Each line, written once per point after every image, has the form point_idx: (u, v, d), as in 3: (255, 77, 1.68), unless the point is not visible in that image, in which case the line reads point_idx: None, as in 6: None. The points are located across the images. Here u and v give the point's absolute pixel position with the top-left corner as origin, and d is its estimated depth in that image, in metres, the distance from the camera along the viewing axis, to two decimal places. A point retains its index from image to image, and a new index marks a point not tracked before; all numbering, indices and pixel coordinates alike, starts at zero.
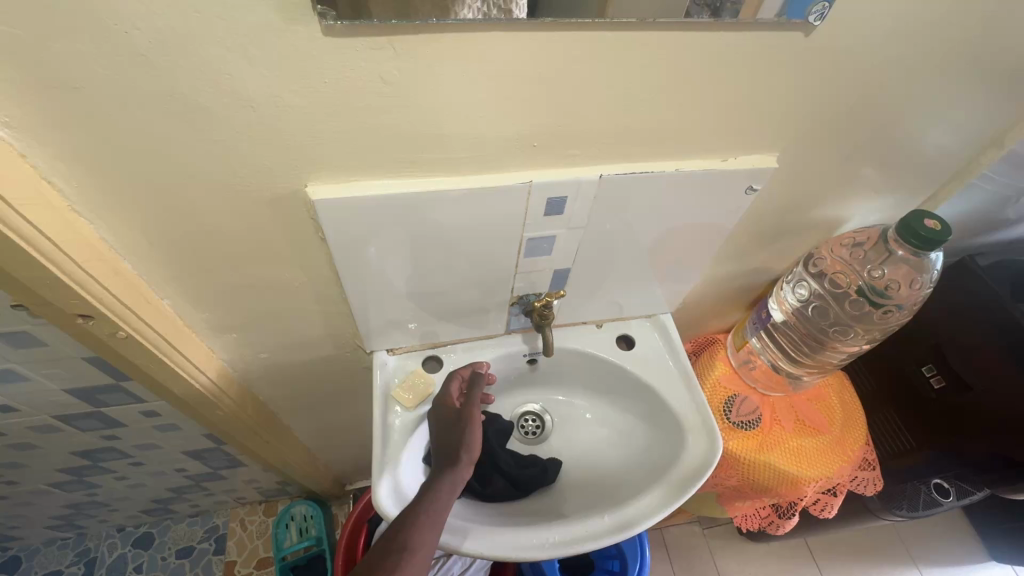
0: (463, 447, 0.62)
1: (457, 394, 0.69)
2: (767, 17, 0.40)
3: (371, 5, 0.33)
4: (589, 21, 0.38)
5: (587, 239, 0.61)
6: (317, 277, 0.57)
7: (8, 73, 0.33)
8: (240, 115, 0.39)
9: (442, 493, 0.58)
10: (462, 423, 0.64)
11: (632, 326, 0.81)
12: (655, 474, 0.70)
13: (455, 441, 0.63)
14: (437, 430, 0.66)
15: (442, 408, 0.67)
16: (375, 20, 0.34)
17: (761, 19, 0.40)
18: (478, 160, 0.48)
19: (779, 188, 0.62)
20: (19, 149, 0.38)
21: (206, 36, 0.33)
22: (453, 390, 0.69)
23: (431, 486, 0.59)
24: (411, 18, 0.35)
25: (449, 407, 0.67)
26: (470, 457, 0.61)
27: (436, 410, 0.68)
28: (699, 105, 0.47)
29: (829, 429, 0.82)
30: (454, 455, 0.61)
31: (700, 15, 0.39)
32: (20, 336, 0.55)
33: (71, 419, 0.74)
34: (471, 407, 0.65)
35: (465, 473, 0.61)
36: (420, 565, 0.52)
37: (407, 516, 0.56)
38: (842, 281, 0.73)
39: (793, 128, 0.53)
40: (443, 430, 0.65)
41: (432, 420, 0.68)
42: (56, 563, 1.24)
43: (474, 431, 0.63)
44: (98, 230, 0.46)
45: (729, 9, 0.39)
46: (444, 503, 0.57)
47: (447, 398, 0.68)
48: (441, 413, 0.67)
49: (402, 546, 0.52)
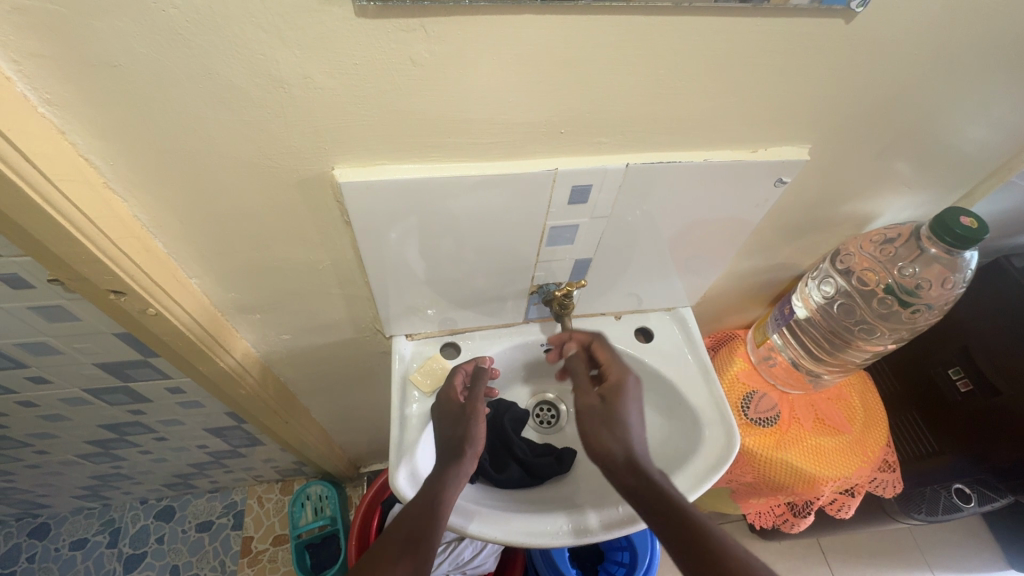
0: (466, 442, 0.64)
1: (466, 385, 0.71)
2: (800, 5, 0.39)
3: None
4: (618, 3, 0.37)
5: (608, 229, 0.60)
6: (340, 260, 0.58)
7: (49, 50, 0.34)
8: (271, 95, 0.39)
9: (445, 487, 0.59)
10: (463, 418, 0.66)
11: (650, 319, 0.80)
12: (673, 466, 0.70)
13: (458, 435, 0.64)
14: (442, 423, 0.67)
15: (447, 400, 0.68)
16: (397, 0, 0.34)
17: (794, 4, 0.39)
18: (502, 145, 0.48)
19: (809, 182, 0.60)
20: (59, 127, 0.39)
21: (243, 17, 0.34)
22: (457, 383, 0.69)
23: (435, 479, 0.60)
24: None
25: (453, 400, 0.68)
26: (470, 453, 0.63)
27: (439, 402, 0.68)
28: (730, 95, 0.47)
29: (849, 429, 0.81)
30: (458, 450, 0.63)
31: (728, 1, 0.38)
32: (56, 311, 0.56)
33: (99, 393, 0.76)
34: (475, 403, 0.67)
35: (466, 468, 0.62)
36: (423, 557, 0.53)
37: (413, 508, 0.57)
38: (871, 279, 0.72)
39: (827, 120, 0.52)
40: (447, 423, 0.66)
41: (434, 414, 0.68)
42: (83, 531, 1.29)
43: (477, 426, 0.65)
44: (131, 208, 0.46)
45: None
46: (447, 495, 0.59)
47: (452, 392, 0.68)
48: (444, 405, 0.68)
49: (405, 539, 0.54)
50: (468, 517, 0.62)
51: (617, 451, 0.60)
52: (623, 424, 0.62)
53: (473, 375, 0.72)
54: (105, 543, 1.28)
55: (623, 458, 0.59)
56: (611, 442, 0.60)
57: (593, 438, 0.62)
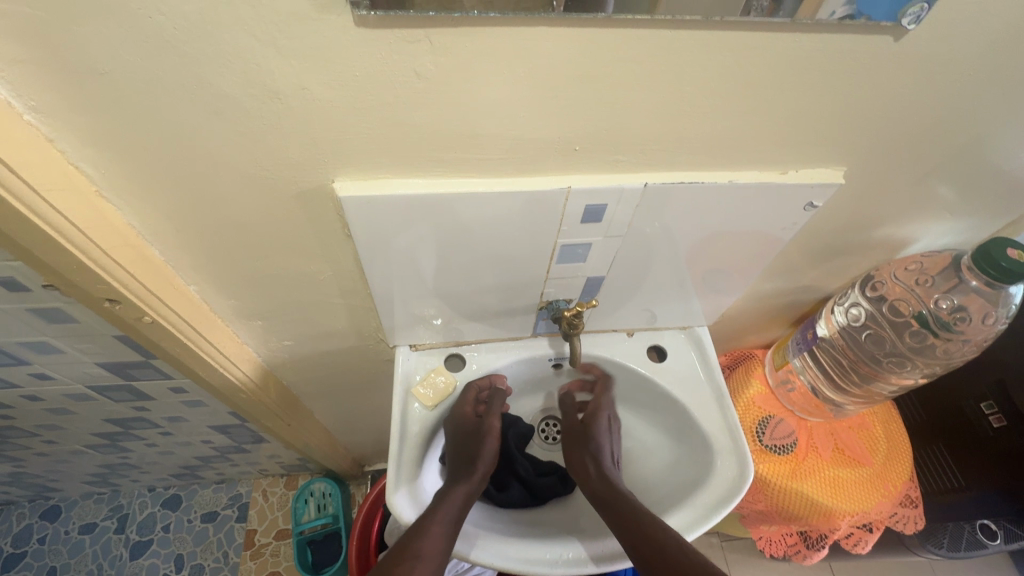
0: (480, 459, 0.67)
1: (481, 404, 0.73)
2: (837, 16, 0.35)
3: None
4: (637, 18, 0.34)
5: (624, 246, 0.57)
6: (342, 271, 0.56)
7: (34, 55, 0.32)
8: (267, 106, 0.37)
9: (460, 501, 0.62)
10: (477, 436, 0.70)
11: (665, 338, 0.77)
12: (681, 494, 0.67)
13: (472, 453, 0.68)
14: (456, 439, 0.70)
15: (462, 417, 0.70)
16: (416, 11, 0.31)
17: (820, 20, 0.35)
18: (513, 161, 0.45)
19: (842, 204, 0.56)
20: (46, 134, 0.37)
21: (235, 25, 0.31)
22: (470, 400, 0.71)
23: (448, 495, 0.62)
24: (421, 9, 0.31)
25: (469, 418, 0.70)
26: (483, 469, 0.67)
27: (455, 418, 0.70)
28: (761, 114, 0.43)
29: (870, 461, 0.77)
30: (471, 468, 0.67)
31: (759, 12, 0.34)
32: (54, 313, 0.55)
33: (104, 391, 0.76)
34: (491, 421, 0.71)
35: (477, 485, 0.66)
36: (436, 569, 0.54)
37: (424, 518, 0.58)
38: (904, 308, 0.68)
39: (864, 142, 0.48)
40: (461, 440, 0.70)
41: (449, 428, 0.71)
42: (92, 516, 1.31)
43: (490, 445, 0.70)
44: (125, 215, 0.45)
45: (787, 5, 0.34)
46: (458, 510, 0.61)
47: (466, 411, 0.70)
48: (459, 422, 0.70)
49: (418, 551, 0.55)
50: (470, 542, 0.60)
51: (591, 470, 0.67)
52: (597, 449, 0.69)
53: (488, 395, 0.74)
54: (113, 528, 1.30)
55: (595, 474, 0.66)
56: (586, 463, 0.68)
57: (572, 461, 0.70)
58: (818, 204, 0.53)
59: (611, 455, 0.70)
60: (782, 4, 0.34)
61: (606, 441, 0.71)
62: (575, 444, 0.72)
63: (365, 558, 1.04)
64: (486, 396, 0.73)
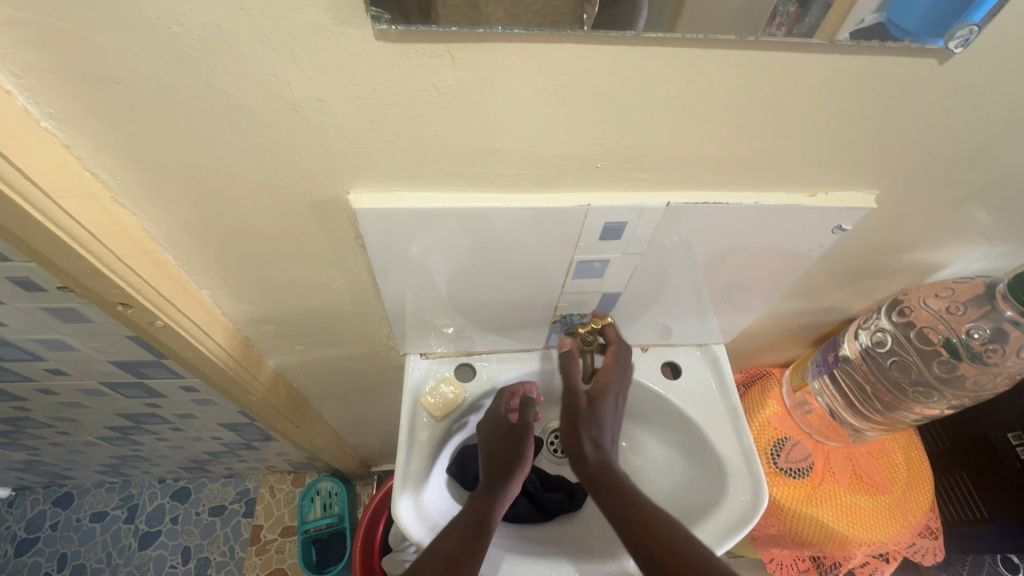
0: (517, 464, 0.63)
1: (513, 410, 0.68)
2: (866, 25, 0.33)
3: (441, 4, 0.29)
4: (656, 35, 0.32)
5: (642, 263, 0.56)
6: (354, 280, 0.55)
7: (51, 63, 0.31)
8: (282, 117, 0.36)
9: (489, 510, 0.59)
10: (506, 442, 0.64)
11: (679, 354, 0.75)
12: (692, 517, 0.66)
13: (506, 456, 0.63)
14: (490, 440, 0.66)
15: (496, 419, 0.67)
16: (441, 23, 0.30)
17: (840, 40, 0.33)
18: (531, 178, 0.44)
19: (872, 227, 0.54)
20: (63, 141, 0.37)
21: (252, 36, 0.31)
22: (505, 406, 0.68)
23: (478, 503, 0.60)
24: (434, 23, 0.30)
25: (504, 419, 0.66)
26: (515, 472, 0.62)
27: (489, 420, 0.67)
28: (790, 135, 0.41)
29: (889, 489, 0.74)
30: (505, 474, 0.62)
31: (785, 15, 0.32)
32: (69, 312, 0.56)
33: (116, 387, 0.76)
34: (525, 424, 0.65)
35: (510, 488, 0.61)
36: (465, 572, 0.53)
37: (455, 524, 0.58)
38: (933, 336, 0.65)
39: (899, 165, 0.46)
40: (495, 440, 0.65)
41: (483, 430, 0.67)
42: (103, 504, 1.33)
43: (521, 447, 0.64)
44: (140, 221, 0.45)
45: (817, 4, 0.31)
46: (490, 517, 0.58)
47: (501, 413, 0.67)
48: (494, 424, 0.66)
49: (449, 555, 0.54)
50: (495, 565, 0.61)
51: (587, 449, 0.58)
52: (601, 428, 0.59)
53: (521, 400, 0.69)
54: (123, 517, 1.32)
55: (593, 457, 0.58)
56: (581, 439, 0.59)
57: (567, 430, 0.60)
58: (848, 227, 0.51)
59: (613, 434, 0.61)
60: (807, 13, 0.32)
61: (608, 418, 0.60)
62: (567, 416, 0.60)
63: (369, 561, 1.04)
64: (517, 402, 0.69)
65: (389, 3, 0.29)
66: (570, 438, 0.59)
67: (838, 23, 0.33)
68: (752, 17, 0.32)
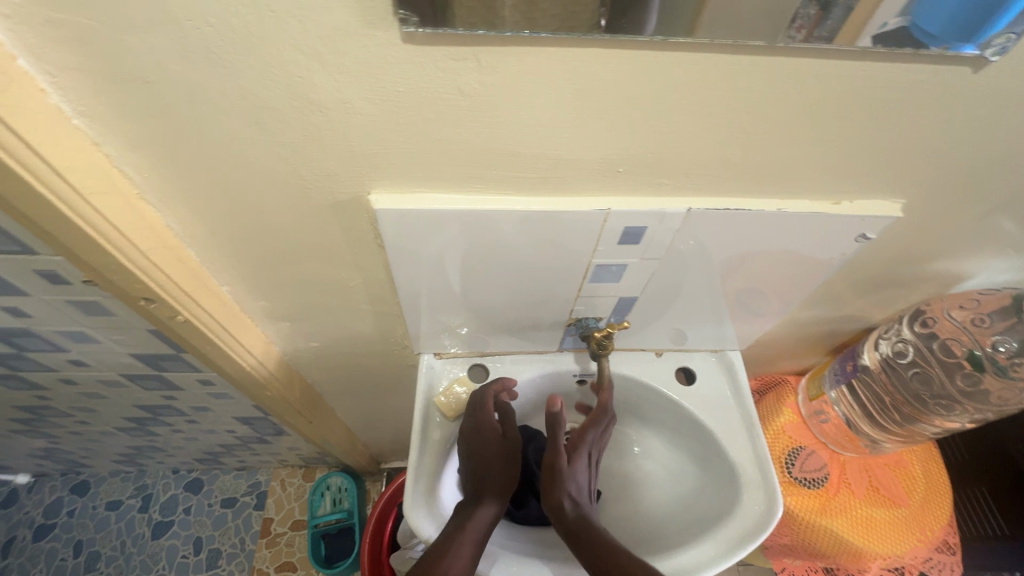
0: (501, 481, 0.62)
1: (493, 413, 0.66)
2: (889, 29, 0.32)
3: (456, 6, 0.29)
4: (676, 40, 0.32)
5: (660, 269, 0.56)
6: (372, 280, 0.55)
7: (83, 63, 0.32)
8: (307, 118, 0.36)
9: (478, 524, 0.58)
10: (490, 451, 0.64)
11: (694, 360, 0.75)
12: (704, 526, 0.65)
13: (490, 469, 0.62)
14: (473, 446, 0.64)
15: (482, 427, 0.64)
16: (457, 25, 0.30)
17: (860, 46, 0.33)
18: (551, 181, 0.44)
19: (896, 236, 0.53)
20: (92, 139, 0.37)
21: (280, 37, 0.31)
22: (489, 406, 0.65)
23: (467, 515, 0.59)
24: (451, 27, 0.30)
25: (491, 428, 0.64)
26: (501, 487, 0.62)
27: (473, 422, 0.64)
28: (816, 142, 0.41)
29: (906, 502, 0.73)
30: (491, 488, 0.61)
31: (807, 18, 0.31)
32: (92, 306, 0.57)
33: (135, 379, 0.77)
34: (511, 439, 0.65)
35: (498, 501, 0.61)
36: None
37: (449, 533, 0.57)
38: (956, 349, 0.65)
39: (927, 173, 0.45)
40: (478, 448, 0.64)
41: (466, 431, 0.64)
42: (119, 493, 1.35)
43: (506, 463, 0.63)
44: (164, 218, 0.45)
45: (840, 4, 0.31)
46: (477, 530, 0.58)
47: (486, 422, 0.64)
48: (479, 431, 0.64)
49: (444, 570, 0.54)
50: (492, 561, 0.61)
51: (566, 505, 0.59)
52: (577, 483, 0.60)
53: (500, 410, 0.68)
54: (137, 507, 1.34)
55: (572, 512, 0.58)
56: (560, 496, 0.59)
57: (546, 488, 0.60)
58: (872, 235, 0.51)
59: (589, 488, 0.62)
60: (830, 16, 0.31)
61: (583, 474, 0.62)
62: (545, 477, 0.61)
63: (378, 557, 1.05)
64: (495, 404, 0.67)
65: (417, 5, 0.29)
66: (548, 495, 0.60)
67: (858, 28, 0.32)
68: (775, 21, 0.31)
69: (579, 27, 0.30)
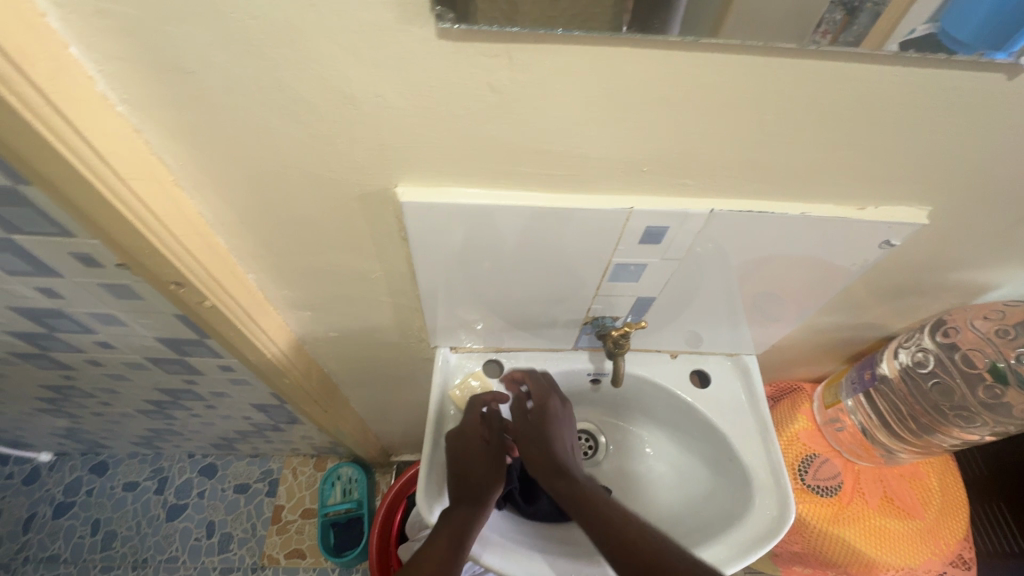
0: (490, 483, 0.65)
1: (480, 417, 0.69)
2: (917, 35, 0.32)
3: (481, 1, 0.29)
4: (700, 41, 0.32)
5: (679, 270, 0.56)
6: (393, 272, 0.56)
7: (130, 53, 0.33)
8: (341, 110, 0.37)
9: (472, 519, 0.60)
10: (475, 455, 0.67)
11: (709, 363, 0.75)
12: (715, 528, 0.65)
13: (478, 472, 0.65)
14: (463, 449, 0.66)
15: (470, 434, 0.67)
16: (482, 21, 0.30)
17: (886, 50, 0.33)
18: (575, 179, 0.44)
19: (921, 244, 0.53)
20: (135, 126, 0.39)
21: (320, 32, 0.32)
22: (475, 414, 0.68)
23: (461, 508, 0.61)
24: (473, 23, 0.30)
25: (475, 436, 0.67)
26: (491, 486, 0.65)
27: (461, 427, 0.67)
28: (842, 146, 0.41)
29: (920, 514, 0.73)
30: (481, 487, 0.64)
31: (832, 22, 0.31)
32: (122, 289, 0.58)
33: (158, 362, 0.79)
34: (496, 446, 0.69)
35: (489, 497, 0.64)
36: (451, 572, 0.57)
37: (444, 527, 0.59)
38: (978, 360, 0.65)
39: (955, 182, 0.45)
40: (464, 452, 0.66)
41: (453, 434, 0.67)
42: (136, 474, 1.39)
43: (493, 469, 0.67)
44: (197, 205, 0.47)
45: (869, 10, 0.30)
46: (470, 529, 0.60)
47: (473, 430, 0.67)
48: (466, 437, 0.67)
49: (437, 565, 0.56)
50: (483, 544, 0.62)
51: (550, 463, 0.65)
52: (553, 439, 0.67)
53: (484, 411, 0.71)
54: (153, 489, 1.37)
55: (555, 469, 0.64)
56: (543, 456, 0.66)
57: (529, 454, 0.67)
58: (897, 243, 0.50)
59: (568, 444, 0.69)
60: (855, 21, 0.31)
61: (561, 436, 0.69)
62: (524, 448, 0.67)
63: (386, 548, 1.06)
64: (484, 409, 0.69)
65: (454, 3, 0.29)
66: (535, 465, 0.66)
67: (884, 35, 0.32)
68: (801, 22, 0.31)
69: (597, 29, 0.31)
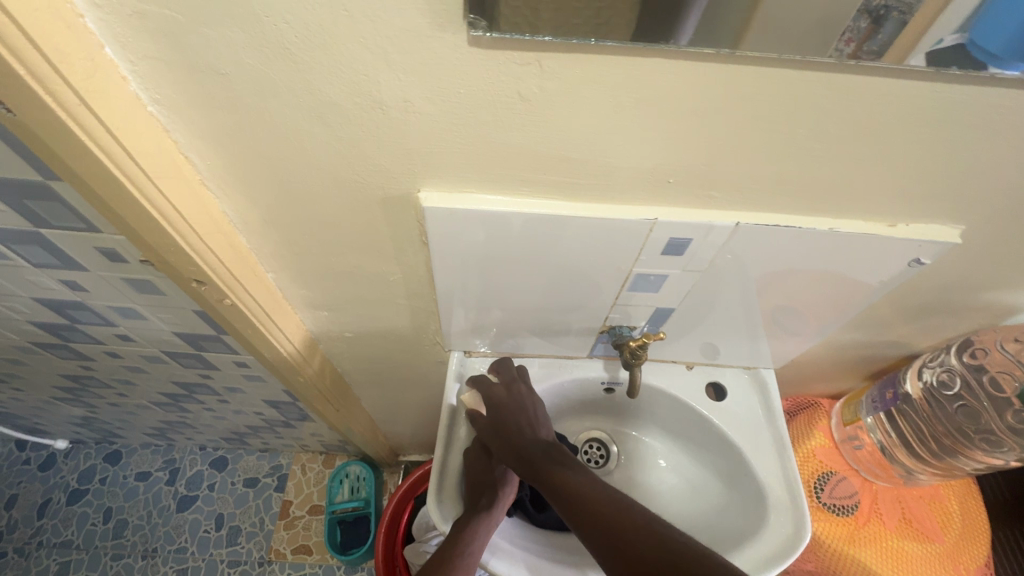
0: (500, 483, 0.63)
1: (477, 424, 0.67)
2: (944, 45, 0.30)
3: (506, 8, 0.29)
4: (720, 51, 0.31)
5: (700, 282, 0.55)
6: (411, 275, 0.56)
7: (164, 54, 0.33)
8: (368, 115, 0.37)
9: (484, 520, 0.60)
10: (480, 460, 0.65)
11: (725, 375, 0.74)
12: (727, 544, 0.64)
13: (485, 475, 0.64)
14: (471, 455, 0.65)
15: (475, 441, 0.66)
16: (507, 28, 0.30)
17: (910, 65, 0.32)
18: (599, 188, 0.44)
19: (952, 262, 0.51)
20: (164, 124, 0.39)
21: (352, 36, 0.32)
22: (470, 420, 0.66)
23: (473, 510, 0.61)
24: (501, 31, 0.30)
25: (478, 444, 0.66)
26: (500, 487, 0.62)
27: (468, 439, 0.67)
28: (875, 161, 0.40)
29: (940, 538, 0.70)
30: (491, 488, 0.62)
31: (856, 30, 0.30)
32: (145, 284, 0.59)
33: (174, 356, 0.80)
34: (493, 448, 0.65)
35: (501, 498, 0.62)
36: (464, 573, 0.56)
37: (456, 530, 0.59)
38: (1006, 384, 0.64)
39: (992, 200, 0.43)
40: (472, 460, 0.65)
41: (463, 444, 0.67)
42: (148, 465, 1.40)
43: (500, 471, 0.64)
44: (221, 204, 0.47)
45: (893, 19, 0.29)
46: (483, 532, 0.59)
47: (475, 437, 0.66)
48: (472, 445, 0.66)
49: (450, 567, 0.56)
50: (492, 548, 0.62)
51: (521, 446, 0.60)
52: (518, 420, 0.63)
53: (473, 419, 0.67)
54: (165, 479, 1.38)
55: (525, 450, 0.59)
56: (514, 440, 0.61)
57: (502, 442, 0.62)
58: (927, 261, 0.49)
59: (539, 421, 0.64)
60: (880, 30, 0.30)
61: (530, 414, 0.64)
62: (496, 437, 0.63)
63: (392, 548, 1.06)
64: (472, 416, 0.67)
65: (484, 8, 0.29)
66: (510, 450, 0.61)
67: (908, 47, 0.31)
68: (823, 35, 0.30)
69: (616, 39, 0.30)
